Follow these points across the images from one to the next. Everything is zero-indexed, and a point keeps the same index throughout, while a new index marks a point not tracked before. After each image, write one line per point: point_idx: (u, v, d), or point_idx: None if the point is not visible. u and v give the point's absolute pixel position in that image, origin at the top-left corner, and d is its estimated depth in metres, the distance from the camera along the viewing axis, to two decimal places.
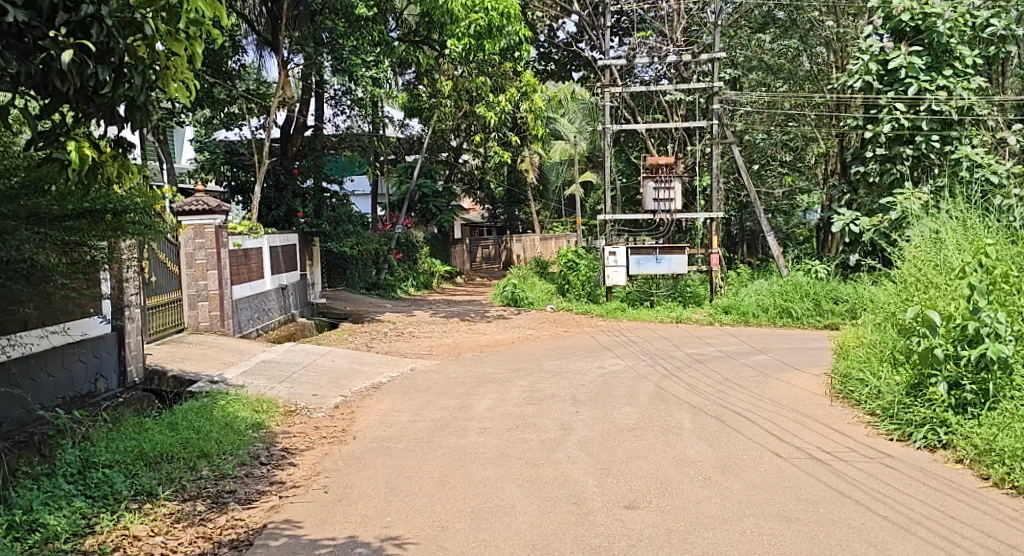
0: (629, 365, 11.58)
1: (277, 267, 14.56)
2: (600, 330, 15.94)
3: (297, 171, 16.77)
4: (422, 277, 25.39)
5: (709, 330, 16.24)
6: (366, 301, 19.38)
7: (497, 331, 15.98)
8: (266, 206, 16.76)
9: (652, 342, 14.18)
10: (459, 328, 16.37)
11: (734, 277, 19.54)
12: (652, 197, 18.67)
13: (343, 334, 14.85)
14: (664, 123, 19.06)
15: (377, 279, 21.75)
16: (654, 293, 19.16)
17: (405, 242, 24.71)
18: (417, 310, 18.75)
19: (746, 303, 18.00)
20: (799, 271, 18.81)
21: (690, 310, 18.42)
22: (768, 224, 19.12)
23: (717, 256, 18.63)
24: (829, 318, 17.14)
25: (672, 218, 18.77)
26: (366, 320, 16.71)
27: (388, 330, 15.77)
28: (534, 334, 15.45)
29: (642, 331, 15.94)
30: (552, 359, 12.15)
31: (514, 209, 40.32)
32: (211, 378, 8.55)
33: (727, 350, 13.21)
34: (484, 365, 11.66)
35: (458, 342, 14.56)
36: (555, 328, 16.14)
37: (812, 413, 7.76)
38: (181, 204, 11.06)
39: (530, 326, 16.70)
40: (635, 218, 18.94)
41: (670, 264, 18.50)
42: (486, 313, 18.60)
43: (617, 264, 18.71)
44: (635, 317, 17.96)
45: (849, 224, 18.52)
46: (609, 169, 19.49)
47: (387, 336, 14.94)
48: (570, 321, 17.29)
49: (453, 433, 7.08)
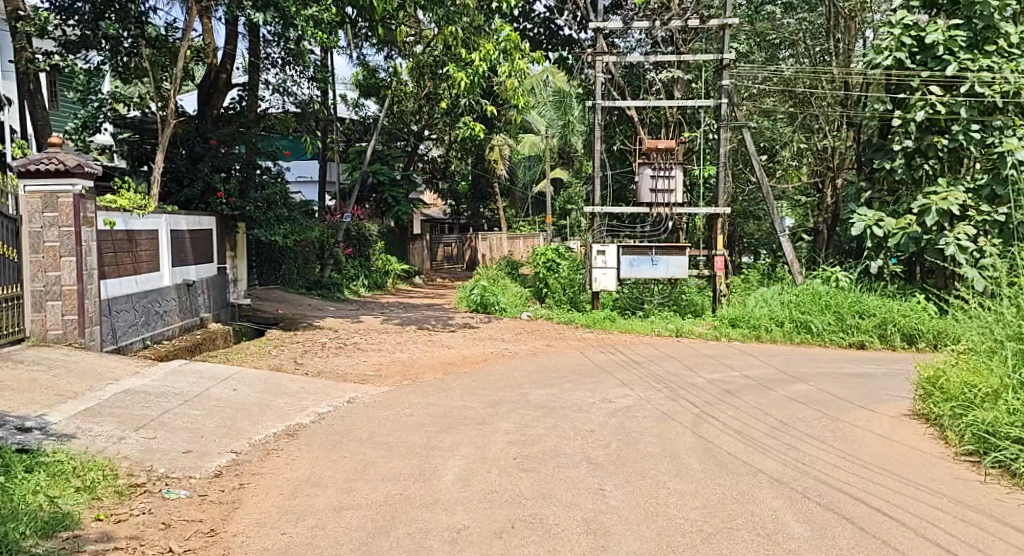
0: (641, 397, 8.72)
1: (179, 258, 11.42)
2: (589, 346, 13.05)
3: (216, 140, 13.54)
4: (374, 277, 22.23)
5: (716, 347, 13.49)
6: (300, 302, 16.10)
7: (463, 344, 13.01)
8: (179, 182, 13.45)
9: (657, 362, 11.34)
10: (416, 339, 13.37)
11: (739, 283, 16.74)
12: (649, 188, 15.85)
13: (269, 346, 11.73)
14: (663, 100, 16.25)
15: (321, 277, 18.58)
16: (646, 301, 16.37)
17: (355, 235, 21.67)
18: (365, 315, 15.62)
19: (756, 314, 15.25)
20: (817, 279, 16.03)
21: (690, 322, 15.63)
22: (781, 221, 16.24)
23: (722, 259, 15.87)
24: (854, 335, 14.47)
25: (670, 213, 15.92)
26: (302, 327, 13.59)
27: (327, 340, 12.69)
28: (510, 349, 12.49)
29: (639, 347, 13.11)
30: (536, 386, 9.23)
31: (479, 206, 37.33)
32: (21, 425, 5.50)
33: (756, 377, 10.40)
34: (449, 395, 8.69)
35: (414, 358, 11.51)
36: (535, 343, 13.19)
37: (976, 500, 4.97)
38: (23, 161, 7.96)
39: (503, 338, 13.75)
40: (626, 211, 16.03)
41: (668, 266, 15.71)
42: (449, 320, 15.60)
43: (606, 266, 15.93)
44: (626, 329, 15.10)
45: (872, 226, 15.66)
46: (598, 155, 16.62)
47: (324, 349, 11.87)
48: (548, 332, 14.37)
49: (404, 542, 4.14)
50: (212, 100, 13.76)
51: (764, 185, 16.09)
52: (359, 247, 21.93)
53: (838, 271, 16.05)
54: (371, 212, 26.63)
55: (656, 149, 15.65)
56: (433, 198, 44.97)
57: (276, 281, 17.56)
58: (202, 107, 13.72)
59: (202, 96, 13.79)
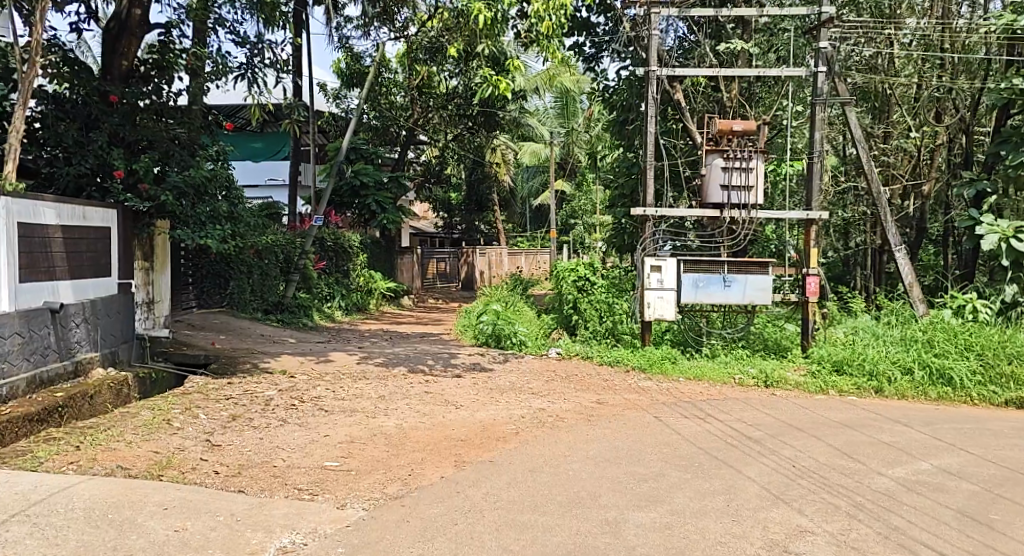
0: (839, 538, 4.68)
1: (40, 269, 7.32)
2: (661, 407, 8.94)
3: (120, 97, 9.34)
4: (352, 297, 18.01)
5: (840, 409, 9.41)
6: (247, 331, 11.94)
7: (479, 399, 8.90)
8: (64, 158, 9.00)
9: (788, 440, 7.26)
10: (407, 391, 9.25)
11: (834, 312, 12.69)
12: (720, 182, 11.82)
13: (183, 405, 7.61)
14: (737, 69, 12.27)
15: (284, 297, 14.41)
16: (713, 335, 12.41)
17: (329, 246, 17.50)
18: (336, 350, 11.44)
19: (869, 356, 11.25)
20: (943, 310, 12.03)
21: (777, 365, 11.61)
22: (896, 236, 12.12)
23: (816, 281, 11.92)
24: (1014, 389, 10.45)
25: (750, 218, 11.93)
26: (245, 372, 9.44)
27: (278, 394, 8.57)
28: (548, 412, 8.40)
29: (733, 408, 9.05)
30: (632, 509, 5.15)
31: (475, 218, 33.12)
32: None
33: (972, 478, 6.35)
34: (479, 535, 4.62)
35: (406, 429, 7.39)
36: (584, 401, 9.08)
37: None
38: None
39: (531, 389, 9.65)
40: (692, 214, 12.02)
41: (745, 289, 11.79)
42: (452, 358, 11.47)
43: (663, 287, 11.89)
44: (694, 374, 11.02)
45: (1013, 239, 11.65)
46: (651, 139, 12.37)
47: (269, 412, 7.74)
48: (594, 382, 10.27)
49: None
50: (121, 45, 9.63)
51: (875, 188, 12.03)
52: (335, 260, 17.76)
53: (971, 299, 12.04)
54: (352, 220, 22.33)
55: (730, 131, 11.75)
56: (424, 208, 40.75)
57: (218, 301, 13.35)
58: (106, 56, 9.61)
59: (106, 44, 9.67)
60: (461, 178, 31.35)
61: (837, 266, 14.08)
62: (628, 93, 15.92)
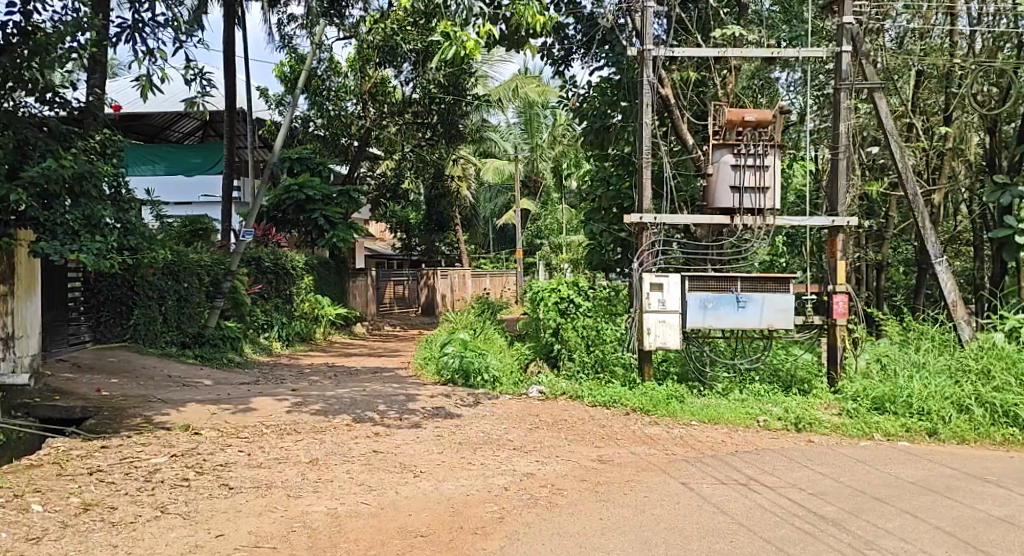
0: None
1: None
2: (682, 465, 6.83)
3: None
4: (295, 325, 15.71)
5: (904, 463, 7.38)
6: (151, 372, 9.63)
7: (442, 461, 6.71)
8: None
9: (879, 521, 5.18)
10: (347, 450, 7.03)
11: (861, 336, 10.75)
12: (730, 183, 9.88)
13: (16, 489, 5.36)
14: (745, 50, 10.34)
15: (207, 328, 12.08)
16: (722, 365, 10.41)
17: (267, 267, 15.18)
18: (262, 394, 9.18)
19: (914, 388, 9.30)
20: (994, 333, 10.11)
21: (803, 402, 9.61)
22: (937, 246, 10.30)
23: (844, 300, 10.00)
24: None
25: (765, 225, 9.96)
26: (131, 432, 7.16)
27: (167, 463, 6.33)
28: (535, 479, 6.24)
29: (775, 465, 6.96)
30: None
31: (435, 238, 30.99)
32: None
33: None
34: None
35: (339, 517, 5.22)
36: (580, 460, 6.94)
37: None
38: None
39: (511, 443, 7.48)
40: (697, 221, 10.03)
41: (761, 310, 9.83)
42: (408, 401, 9.26)
43: (663, 310, 9.89)
44: (707, 416, 8.98)
45: None
46: (646, 134, 10.38)
47: (144, 496, 5.50)
48: (589, 431, 8.12)
49: None
50: None
51: (910, 189, 10.11)
52: (275, 283, 15.41)
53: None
54: (298, 239, 20.02)
55: (740, 122, 9.82)
56: (382, 229, 38.57)
57: (121, 335, 11.09)
58: None
59: None
60: (419, 196, 29.23)
61: (855, 283, 12.18)
62: (598, 101, 13.92)
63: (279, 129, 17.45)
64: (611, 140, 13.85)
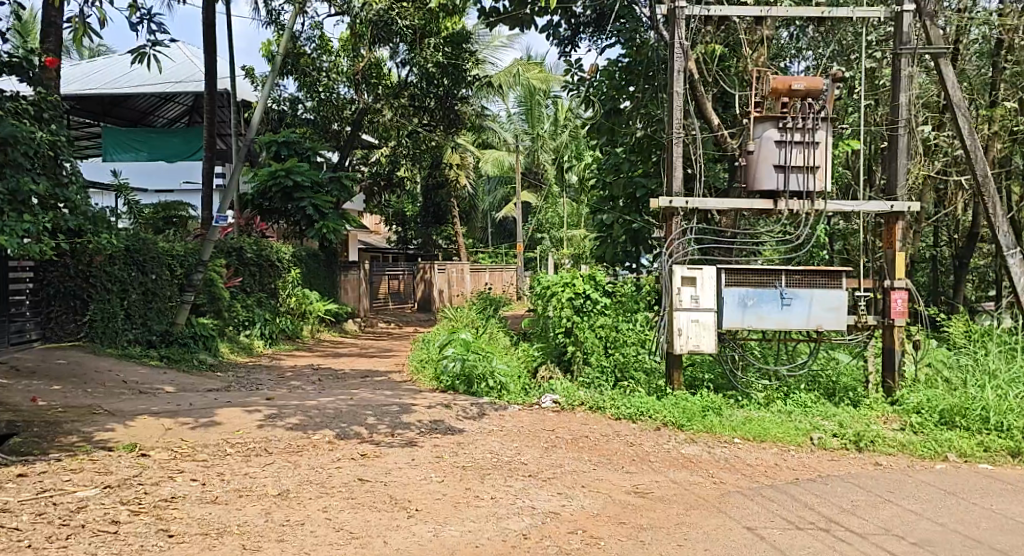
0: None
1: None
2: (739, 500, 5.52)
3: None
4: (279, 322, 14.37)
5: (1002, 495, 6.07)
6: (104, 377, 8.30)
7: (442, 495, 5.38)
8: None
9: None
10: (324, 479, 5.70)
11: (917, 338, 9.45)
12: (774, 162, 8.56)
13: None
14: (790, 9, 8.99)
15: (176, 325, 10.74)
16: (761, 372, 9.11)
17: (249, 258, 13.84)
18: (232, 403, 7.85)
19: (990, 398, 7.98)
20: None
21: (857, 415, 8.31)
22: (1008, 235, 9.06)
23: (903, 297, 8.70)
24: None
25: (814, 210, 8.65)
26: (62, 455, 5.84)
27: (96, 499, 5.00)
28: (561, 520, 4.94)
29: (852, 500, 5.65)
30: None
31: (432, 231, 29.63)
32: None
33: None
34: None
35: None
36: (613, 493, 5.62)
37: None
38: None
39: (526, 469, 6.15)
40: (736, 206, 8.72)
41: (809, 308, 8.54)
42: (402, 413, 7.92)
43: (696, 307, 8.59)
44: (751, 432, 7.66)
45: None
46: (676, 107, 9.05)
47: (52, 550, 4.18)
48: (617, 452, 6.81)
49: None
50: None
51: (979, 170, 8.84)
52: (258, 276, 14.05)
53: None
54: (285, 229, 18.68)
55: (787, 91, 8.52)
56: (377, 224, 37.21)
57: (76, 333, 9.78)
58: None
59: None
60: (415, 188, 27.85)
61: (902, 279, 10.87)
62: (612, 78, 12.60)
63: (256, 108, 16.00)
64: (625, 122, 12.47)
